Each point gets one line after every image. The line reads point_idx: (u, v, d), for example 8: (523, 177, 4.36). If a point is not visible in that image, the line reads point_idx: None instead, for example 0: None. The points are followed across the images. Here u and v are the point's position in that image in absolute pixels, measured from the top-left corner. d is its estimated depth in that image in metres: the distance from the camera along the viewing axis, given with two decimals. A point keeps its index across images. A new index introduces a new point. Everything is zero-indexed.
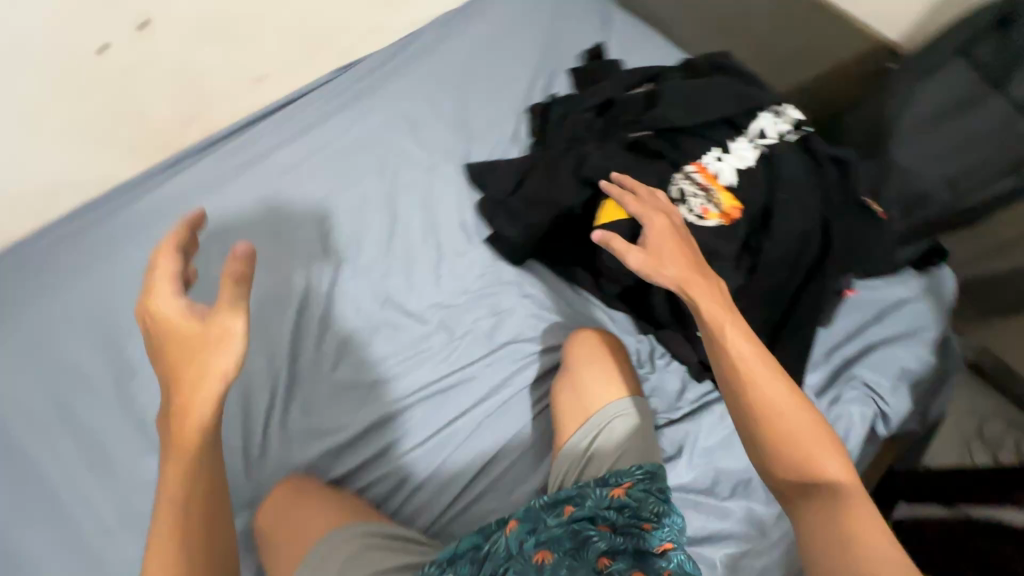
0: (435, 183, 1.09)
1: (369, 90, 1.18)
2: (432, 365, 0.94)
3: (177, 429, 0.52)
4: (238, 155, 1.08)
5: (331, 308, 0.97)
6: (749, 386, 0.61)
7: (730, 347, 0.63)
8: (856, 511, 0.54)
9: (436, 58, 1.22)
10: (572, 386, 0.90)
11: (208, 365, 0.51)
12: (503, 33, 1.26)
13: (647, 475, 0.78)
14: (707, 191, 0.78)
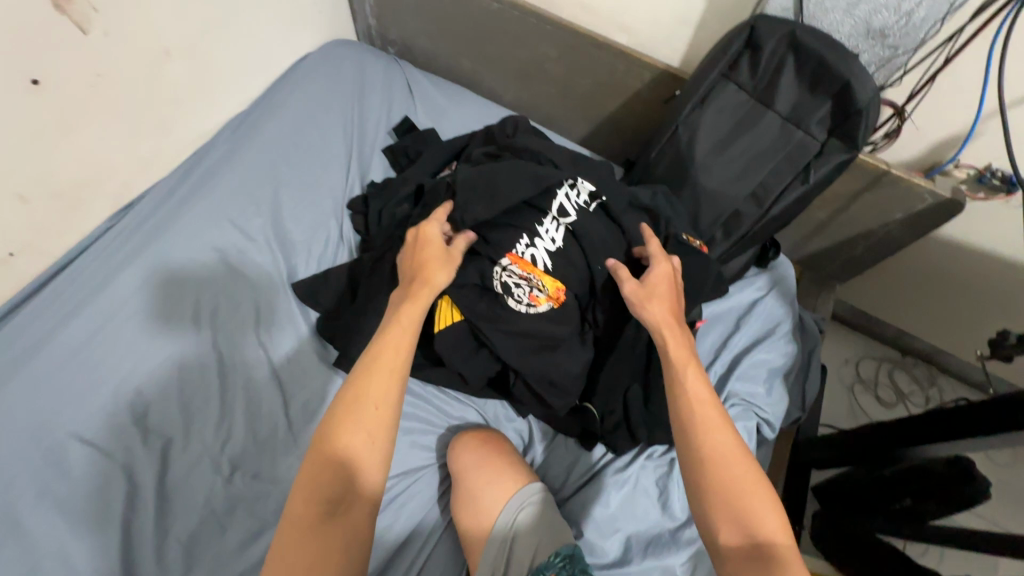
0: (264, 314, 0.98)
1: (162, 226, 1.02)
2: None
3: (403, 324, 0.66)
4: (5, 348, 0.89)
5: (167, 503, 0.83)
6: (700, 427, 0.62)
7: (689, 385, 0.65)
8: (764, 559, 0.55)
9: (233, 171, 1.10)
10: (467, 489, 0.83)
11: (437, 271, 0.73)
12: (304, 126, 1.17)
13: (564, 560, 0.72)
14: (530, 280, 0.81)
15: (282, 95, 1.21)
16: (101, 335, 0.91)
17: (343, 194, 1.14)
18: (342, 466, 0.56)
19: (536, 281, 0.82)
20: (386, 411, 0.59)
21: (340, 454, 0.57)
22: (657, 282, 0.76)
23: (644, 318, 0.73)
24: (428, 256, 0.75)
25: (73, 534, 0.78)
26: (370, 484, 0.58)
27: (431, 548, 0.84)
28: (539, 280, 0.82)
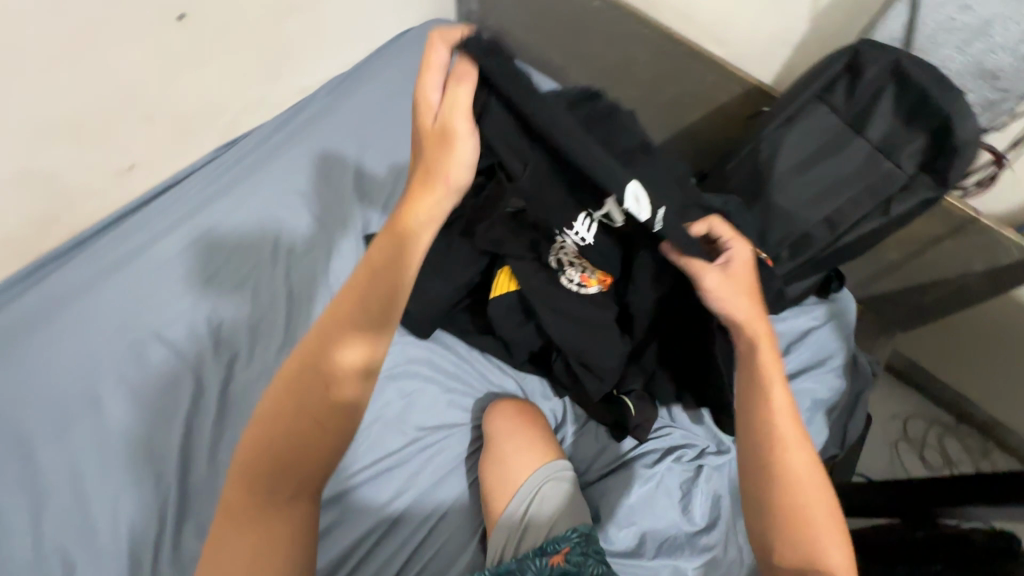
0: (333, 258, 1.04)
1: (257, 165, 1.12)
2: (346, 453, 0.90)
3: (380, 259, 0.55)
4: (113, 250, 1.00)
5: (226, 410, 0.90)
6: (778, 447, 0.64)
7: (772, 402, 0.65)
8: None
9: (327, 125, 1.18)
10: (498, 453, 0.86)
11: (448, 177, 0.56)
12: (396, 94, 1.24)
13: (582, 538, 0.73)
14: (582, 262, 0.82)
15: (381, 63, 1.29)
16: (192, 253, 1.00)
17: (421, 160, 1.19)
18: (281, 464, 0.54)
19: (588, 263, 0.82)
20: (363, 363, 0.54)
21: (277, 453, 0.53)
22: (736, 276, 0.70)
23: (722, 312, 0.70)
24: (434, 150, 0.57)
25: (145, 420, 0.87)
26: (316, 464, 0.55)
27: (452, 502, 0.89)
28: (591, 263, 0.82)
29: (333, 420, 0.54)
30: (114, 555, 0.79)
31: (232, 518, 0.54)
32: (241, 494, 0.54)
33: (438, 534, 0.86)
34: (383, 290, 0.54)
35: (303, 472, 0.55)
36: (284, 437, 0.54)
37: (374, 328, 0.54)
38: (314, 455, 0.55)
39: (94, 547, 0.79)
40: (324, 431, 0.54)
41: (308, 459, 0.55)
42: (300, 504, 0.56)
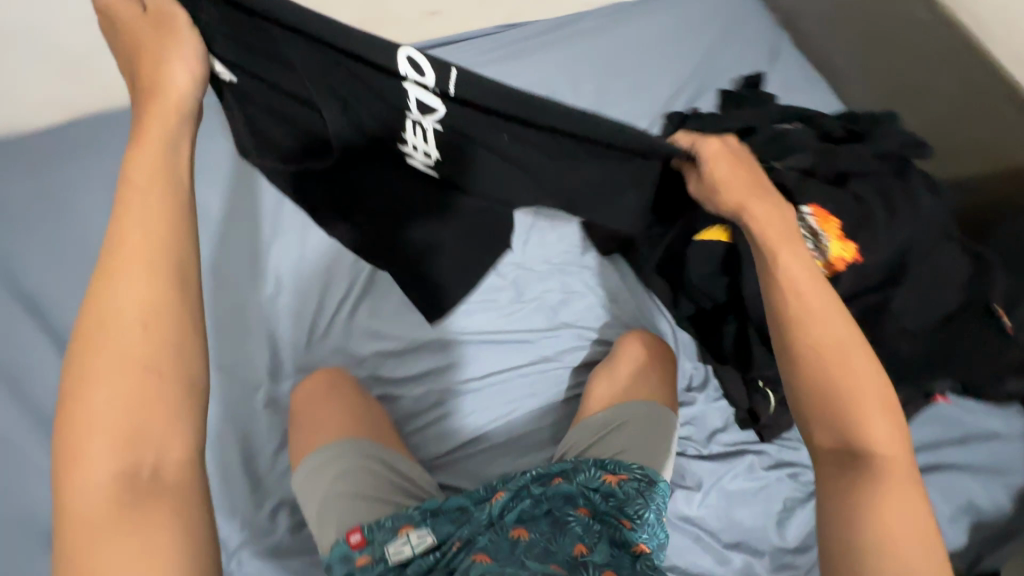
0: None
1: (523, 51, 1.21)
2: (483, 311, 0.97)
3: (115, 300, 0.44)
4: None
5: None
6: (825, 353, 0.58)
7: (826, 329, 0.58)
8: (900, 520, 0.53)
9: (595, 39, 1.23)
10: (617, 369, 0.91)
11: (167, 90, 0.50)
12: (667, 35, 1.25)
13: (646, 477, 0.77)
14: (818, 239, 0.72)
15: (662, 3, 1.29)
16: None
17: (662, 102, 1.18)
18: (104, 376, 0.43)
19: (824, 242, 0.72)
20: (152, 313, 0.44)
21: (81, 446, 0.42)
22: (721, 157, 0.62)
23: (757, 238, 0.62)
24: (156, 32, 0.51)
25: None
26: (134, 396, 0.43)
27: (551, 403, 0.93)
28: (826, 244, 0.72)
29: (156, 370, 0.44)
30: (306, 299, 0.96)
31: (127, 483, 0.42)
32: (76, 527, 0.42)
33: (527, 422, 0.91)
34: (170, 210, 0.47)
35: (121, 385, 0.43)
36: (98, 403, 0.42)
37: (180, 320, 0.46)
38: (142, 372, 0.43)
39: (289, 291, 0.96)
40: (128, 337, 0.44)
41: (131, 376, 0.43)
42: (159, 424, 0.43)
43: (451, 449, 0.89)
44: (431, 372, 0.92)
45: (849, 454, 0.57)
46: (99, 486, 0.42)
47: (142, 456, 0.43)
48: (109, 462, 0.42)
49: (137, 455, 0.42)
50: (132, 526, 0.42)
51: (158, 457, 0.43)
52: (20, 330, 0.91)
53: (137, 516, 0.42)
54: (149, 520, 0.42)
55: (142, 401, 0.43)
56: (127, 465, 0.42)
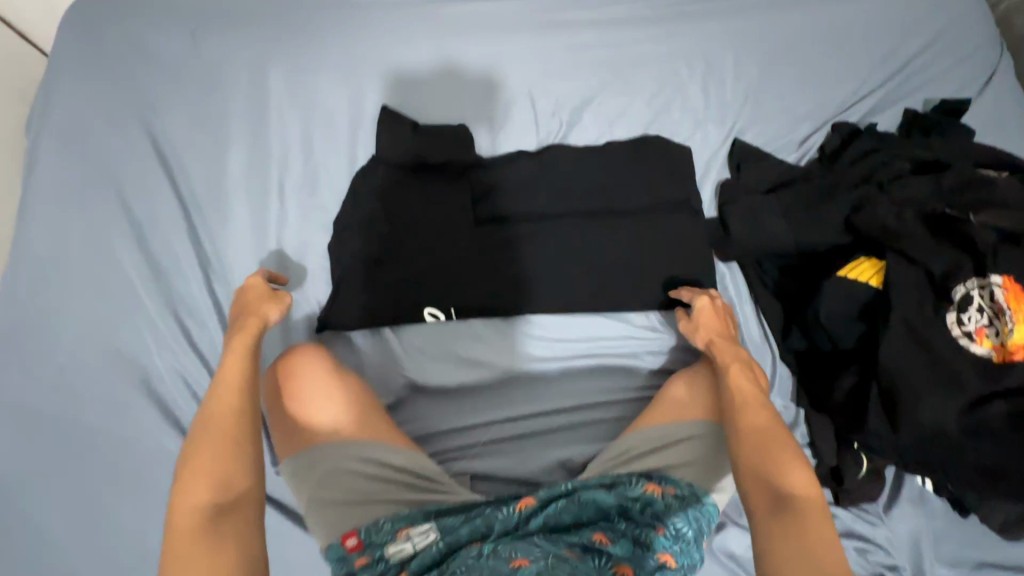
0: (694, 138, 1.02)
1: (694, 14, 1.08)
2: (555, 296, 0.92)
3: (213, 410, 0.66)
4: (543, 12, 1.07)
5: (537, 185, 0.96)
6: (763, 432, 0.67)
7: (751, 417, 0.69)
8: (824, 537, 0.57)
9: (778, 17, 1.08)
10: (681, 390, 0.85)
11: (262, 316, 0.77)
12: (864, 32, 1.08)
13: (690, 497, 0.73)
14: (999, 313, 0.65)
15: None
16: (594, 53, 1.06)
17: (835, 108, 1.04)
18: (202, 446, 0.63)
19: (1005, 321, 0.65)
20: (229, 436, 0.65)
21: (182, 525, 0.58)
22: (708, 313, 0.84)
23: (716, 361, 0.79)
24: (253, 293, 0.81)
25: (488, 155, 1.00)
26: (233, 442, 0.65)
27: (615, 399, 0.89)
28: (1009, 324, 0.65)
29: (230, 420, 0.66)
30: (403, 219, 0.93)
31: (211, 510, 0.59)
32: (176, 542, 0.57)
33: (568, 417, 0.88)
34: (240, 380, 0.69)
35: (220, 435, 0.65)
36: (192, 489, 0.60)
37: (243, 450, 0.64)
38: (229, 420, 0.66)
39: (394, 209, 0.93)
40: (228, 400, 0.68)
41: (216, 437, 0.64)
42: (234, 462, 0.63)
43: (474, 425, 0.87)
44: (487, 342, 0.90)
45: (775, 497, 0.61)
46: (201, 505, 0.59)
47: (228, 489, 0.61)
48: (206, 488, 0.60)
49: (226, 489, 0.61)
50: (211, 548, 0.56)
51: (232, 490, 0.61)
52: (151, 184, 0.95)
53: (210, 533, 0.57)
54: (217, 544, 0.56)
55: (223, 440, 0.64)
56: (218, 496, 0.60)
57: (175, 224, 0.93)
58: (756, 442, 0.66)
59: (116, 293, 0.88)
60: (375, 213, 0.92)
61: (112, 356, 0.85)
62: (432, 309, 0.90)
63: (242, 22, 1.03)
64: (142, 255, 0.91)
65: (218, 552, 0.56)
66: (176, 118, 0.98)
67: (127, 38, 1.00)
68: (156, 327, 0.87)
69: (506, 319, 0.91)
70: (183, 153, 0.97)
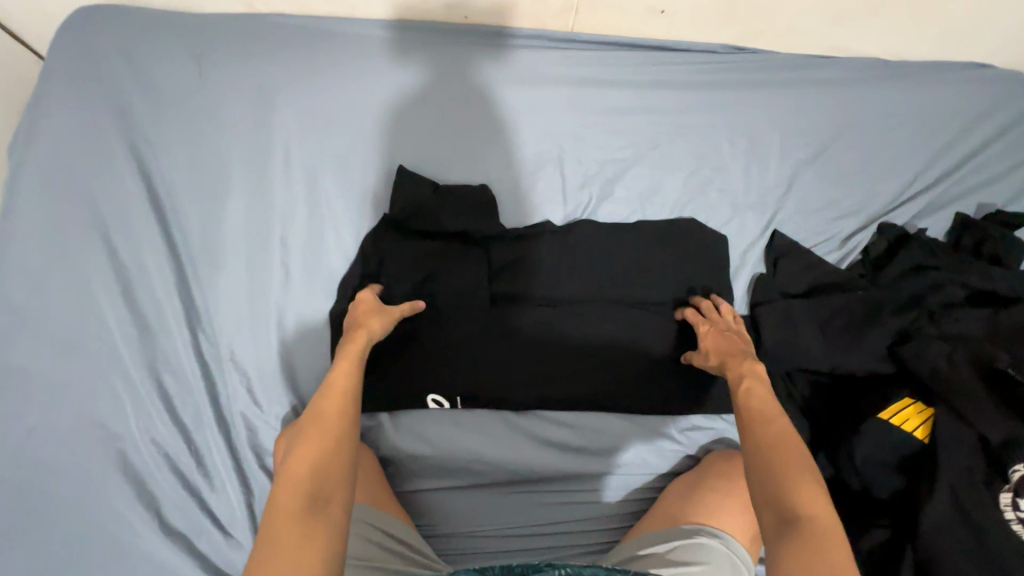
0: (729, 224, 0.95)
1: (743, 87, 1.01)
2: (559, 389, 0.85)
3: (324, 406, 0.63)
4: (582, 70, 0.99)
5: (558, 265, 0.89)
6: (770, 444, 0.61)
7: (764, 417, 0.65)
8: (847, 567, 0.49)
9: (832, 100, 1.01)
10: (682, 492, 0.79)
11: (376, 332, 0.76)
12: (920, 124, 1.01)
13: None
14: None
15: (935, 79, 1.03)
16: (633, 121, 0.98)
17: (883, 204, 0.97)
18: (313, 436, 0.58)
19: None
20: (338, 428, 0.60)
21: (281, 512, 0.50)
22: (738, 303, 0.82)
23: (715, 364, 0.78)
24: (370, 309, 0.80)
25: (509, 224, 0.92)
26: (337, 446, 0.58)
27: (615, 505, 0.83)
28: None
29: (343, 417, 0.62)
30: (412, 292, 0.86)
31: (311, 499, 0.51)
32: (269, 524, 0.49)
33: (565, 523, 0.82)
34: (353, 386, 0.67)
35: (332, 434, 0.59)
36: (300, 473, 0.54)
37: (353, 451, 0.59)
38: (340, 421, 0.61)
39: (401, 281, 0.86)
40: (337, 405, 0.63)
41: (324, 430, 0.59)
42: (334, 463, 0.56)
43: (466, 528, 0.80)
44: (486, 434, 0.83)
45: (780, 519, 0.54)
46: (301, 491, 0.52)
47: (325, 483, 0.53)
48: (309, 476, 0.54)
49: (323, 481, 0.54)
50: (304, 535, 0.48)
51: (331, 489, 0.53)
52: (139, 225, 0.87)
53: (308, 522, 0.49)
54: (314, 535, 0.48)
55: (334, 445, 0.58)
56: (315, 487, 0.53)
57: (164, 275, 0.85)
58: (765, 443, 0.61)
59: (96, 350, 0.81)
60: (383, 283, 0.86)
61: (85, 421, 0.78)
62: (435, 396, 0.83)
63: (255, 53, 0.94)
64: (122, 305, 0.83)
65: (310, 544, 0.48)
66: (174, 155, 0.90)
67: (129, 62, 0.92)
68: (137, 391, 0.80)
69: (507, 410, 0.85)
70: (180, 195, 0.89)
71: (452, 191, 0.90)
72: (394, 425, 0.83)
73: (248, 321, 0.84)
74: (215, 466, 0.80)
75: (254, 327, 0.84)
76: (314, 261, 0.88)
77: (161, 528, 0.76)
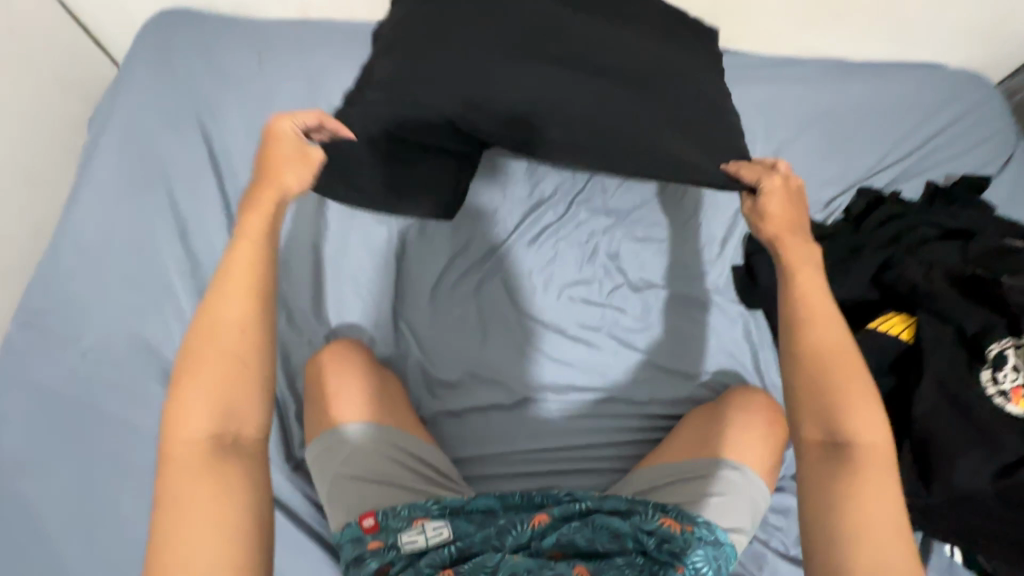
0: (721, 189, 1.05)
1: (727, 79, 1.15)
2: (572, 331, 0.93)
3: (197, 351, 0.56)
4: None
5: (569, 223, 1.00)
6: (833, 362, 0.58)
7: (821, 344, 0.59)
8: (875, 497, 0.52)
9: (805, 90, 1.15)
10: (700, 424, 0.83)
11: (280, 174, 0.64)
12: (888, 109, 1.14)
13: (711, 537, 0.68)
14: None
15: (898, 73, 1.17)
16: None
17: (859, 175, 1.09)
18: (199, 376, 0.54)
19: None
20: (221, 390, 0.55)
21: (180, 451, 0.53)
22: (775, 199, 0.72)
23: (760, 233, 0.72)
24: (273, 156, 0.65)
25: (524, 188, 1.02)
26: (239, 364, 0.56)
27: (623, 437, 0.87)
28: None
29: (241, 378, 0.56)
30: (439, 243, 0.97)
31: (220, 445, 0.53)
32: (175, 463, 0.52)
33: (590, 445, 0.86)
34: (227, 350, 0.56)
35: (234, 368, 0.56)
36: (191, 427, 0.53)
37: (255, 387, 0.56)
38: (231, 369, 0.55)
39: (432, 235, 0.97)
40: (207, 377, 0.55)
41: (226, 362, 0.55)
42: (246, 393, 0.56)
43: (494, 450, 0.85)
44: (505, 366, 0.90)
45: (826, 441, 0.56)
46: (195, 440, 0.53)
47: (228, 421, 0.54)
48: (207, 421, 0.53)
49: (227, 426, 0.54)
50: (212, 479, 0.51)
51: (240, 429, 0.55)
52: (195, 181, 0.98)
53: (220, 460, 0.52)
54: (224, 482, 0.52)
55: (244, 368, 0.56)
56: (219, 428, 0.54)
57: (218, 223, 0.95)
58: (817, 368, 0.58)
59: (151, 284, 0.89)
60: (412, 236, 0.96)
61: (137, 345, 0.85)
62: (456, 334, 0.91)
63: (306, 48, 1.10)
64: (176, 247, 0.93)
65: (219, 492, 0.51)
66: (231, 126, 1.03)
67: (197, 53, 1.07)
68: (185, 321, 0.88)
69: (528, 340, 0.92)
70: (233, 158, 1.01)
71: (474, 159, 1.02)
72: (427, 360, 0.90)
73: (289, 263, 0.94)
74: None
75: (296, 268, 0.94)
76: (348, 215, 0.98)
77: None
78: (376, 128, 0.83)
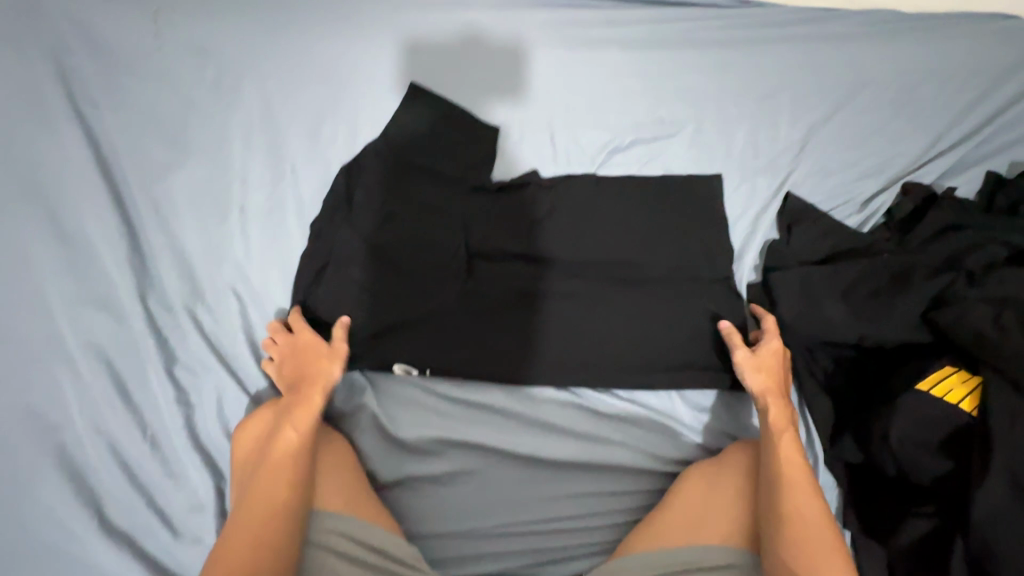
0: (736, 187, 0.87)
1: (748, 42, 0.93)
2: (563, 332, 0.79)
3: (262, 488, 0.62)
4: (573, 27, 0.92)
5: (557, 202, 0.84)
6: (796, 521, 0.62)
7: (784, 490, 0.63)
8: None
9: (847, 53, 0.92)
10: (702, 496, 0.70)
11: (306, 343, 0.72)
12: (949, 76, 0.92)
13: None
14: None
15: (962, 28, 0.94)
16: (628, 82, 0.90)
17: (907, 164, 0.88)
18: (250, 514, 0.61)
19: None
20: (268, 530, 0.61)
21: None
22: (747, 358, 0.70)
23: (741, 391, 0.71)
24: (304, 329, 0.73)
25: (505, 161, 0.87)
26: (275, 523, 0.61)
27: (609, 510, 0.74)
28: None
29: (274, 522, 0.61)
30: (397, 228, 0.80)
31: None
32: None
33: (574, 518, 0.73)
34: (256, 514, 0.61)
35: (266, 514, 0.61)
36: (236, 559, 0.59)
37: (280, 541, 0.61)
38: (268, 519, 0.61)
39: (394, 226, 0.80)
40: (256, 512, 0.61)
41: (264, 512, 0.61)
42: (270, 553, 0.60)
43: (463, 525, 0.72)
44: (477, 426, 0.75)
45: None
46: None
47: (263, 569, 0.59)
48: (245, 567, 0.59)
49: (262, 574, 0.59)
50: None
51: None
52: (80, 189, 0.78)
53: None
54: None
55: (272, 512, 0.61)
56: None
57: (114, 245, 0.77)
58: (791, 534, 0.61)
59: (34, 335, 0.73)
60: (366, 218, 0.80)
61: (18, 411, 0.70)
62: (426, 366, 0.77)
63: (214, 16, 0.87)
64: (59, 280, 0.75)
65: None
66: (126, 118, 0.82)
67: (74, 22, 0.84)
68: (81, 375, 0.72)
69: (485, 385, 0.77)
70: (130, 160, 0.81)
71: (447, 120, 0.85)
72: (389, 421, 0.74)
73: (209, 296, 0.77)
74: (171, 451, 0.71)
75: (219, 303, 0.77)
76: (281, 235, 0.81)
77: (96, 525, 0.67)
78: (365, 152, 0.83)
